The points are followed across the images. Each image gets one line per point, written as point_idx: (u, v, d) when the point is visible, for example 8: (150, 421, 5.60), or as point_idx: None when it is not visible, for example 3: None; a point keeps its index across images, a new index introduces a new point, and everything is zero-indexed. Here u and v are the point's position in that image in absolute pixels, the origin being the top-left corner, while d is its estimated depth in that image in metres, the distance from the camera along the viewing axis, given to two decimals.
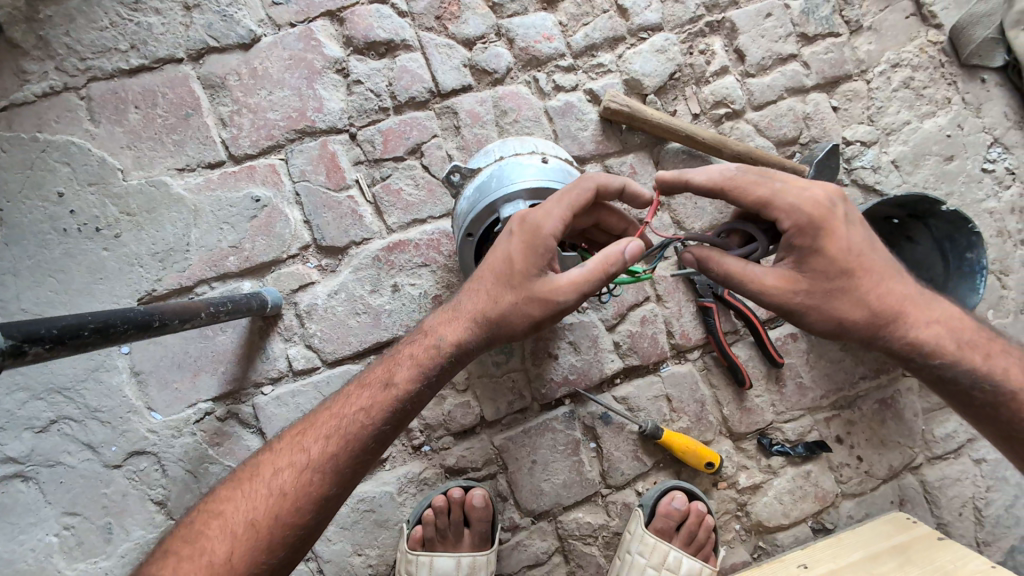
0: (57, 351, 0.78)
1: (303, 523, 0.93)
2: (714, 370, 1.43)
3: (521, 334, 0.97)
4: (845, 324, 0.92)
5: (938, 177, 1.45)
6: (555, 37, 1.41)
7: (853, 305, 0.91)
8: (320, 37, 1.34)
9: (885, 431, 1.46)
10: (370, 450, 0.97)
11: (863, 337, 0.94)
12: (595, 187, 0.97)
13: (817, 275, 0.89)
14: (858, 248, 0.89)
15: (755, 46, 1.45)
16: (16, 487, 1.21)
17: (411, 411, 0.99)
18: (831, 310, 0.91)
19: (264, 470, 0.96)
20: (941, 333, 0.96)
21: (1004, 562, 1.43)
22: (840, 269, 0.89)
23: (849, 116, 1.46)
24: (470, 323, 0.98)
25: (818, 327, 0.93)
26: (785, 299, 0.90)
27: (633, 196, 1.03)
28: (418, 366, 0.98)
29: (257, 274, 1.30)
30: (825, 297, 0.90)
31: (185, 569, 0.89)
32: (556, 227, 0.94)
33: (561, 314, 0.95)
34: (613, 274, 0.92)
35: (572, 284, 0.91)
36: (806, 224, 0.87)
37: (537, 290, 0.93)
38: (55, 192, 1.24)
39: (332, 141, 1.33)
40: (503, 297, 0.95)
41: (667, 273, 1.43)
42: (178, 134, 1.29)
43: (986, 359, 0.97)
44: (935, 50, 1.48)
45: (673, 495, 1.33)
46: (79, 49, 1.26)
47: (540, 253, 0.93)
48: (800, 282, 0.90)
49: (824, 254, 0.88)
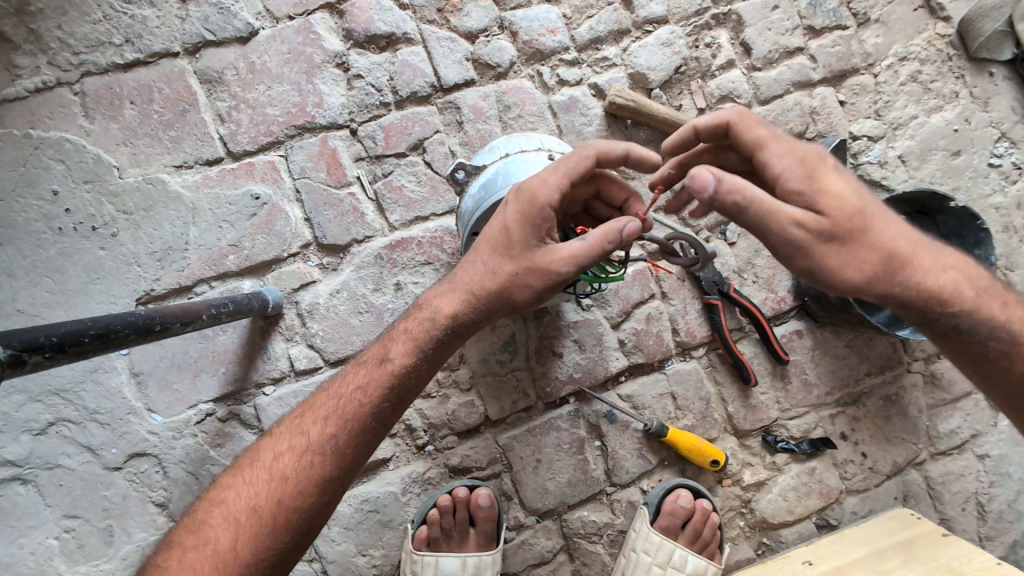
0: (57, 360, 0.77)
1: (306, 506, 0.92)
2: (720, 368, 1.43)
3: (522, 308, 0.95)
4: (865, 270, 0.83)
5: (944, 173, 1.44)
6: (559, 30, 1.38)
7: (869, 253, 0.83)
8: (319, 30, 1.31)
9: (889, 427, 1.46)
10: (370, 429, 0.96)
11: (880, 291, 0.86)
12: (597, 154, 0.93)
13: (836, 214, 0.81)
14: (858, 188, 0.84)
15: (761, 39, 1.43)
16: (15, 490, 1.19)
17: (407, 384, 0.97)
18: (850, 258, 0.83)
19: (263, 455, 0.95)
20: (955, 283, 0.90)
21: (1006, 556, 1.44)
22: (851, 209, 0.82)
23: (856, 110, 1.45)
24: (467, 295, 0.96)
25: (843, 277, 0.83)
26: (807, 238, 0.81)
27: (643, 163, 0.99)
28: (413, 339, 0.97)
29: (257, 273, 1.27)
30: (843, 241, 0.82)
31: (190, 559, 0.88)
32: (552, 193, 0.92)
33: (562, 287, 0.94)
34: (613, 249, 0.91)
35: (572, 256, 0.90)
36: (797, 165, 0.84)
37: (537, 260, 0.92)
38: (49, 191, 1.21)
39: (333, 137, 1.30)
40: (502, 267, 0.94)
41: (672, 270, 1.42)
42: (175, 130, 1.26)
43: (998, 307, 0.92)
44: (943, 44, 1.47)
45: (678, 493, 1.33)
46: (72, 43, 1.23)
47: (541, 221, 0.91)
48: (822, 220, 0.81)
49: (831, 194, 0.82)
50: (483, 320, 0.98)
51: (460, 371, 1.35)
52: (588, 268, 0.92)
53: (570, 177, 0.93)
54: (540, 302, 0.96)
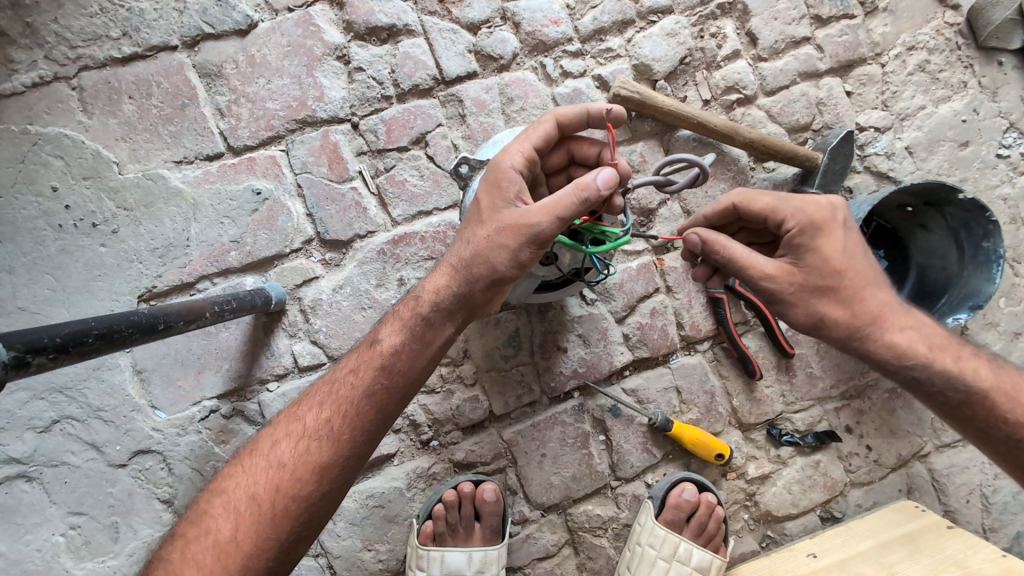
0: (62, 360, 0.76)
1: (304, 495, 0.91)
2: (724, 361, 1.42)
3: (502, 273, 0.91)
4: (826, 319, 0.92)
5: (952, 164, 1.43)
6: (562, 21, 1.36)
7: (838, 304, 0.91)
8: (320, 22, 1.29)
9: (895, 420, 1.46)
10: (366, 416, 0.94)
11: (845, 335, 0.93)
12: (555, 119, 0.99)
13: (810, 270, 0.90)
14: (851, 248, 0.91)
15: (768, 29, 1.41)
16: (20, 488, 1.19)
17: (396, 366, 0.95)
18: (815, 306, 0.92)
19: (262, 444, 0.96)
20: (921, 338, 0.95)
21: (1010, 548, 1.44)
22: (832, 267, 0.90)
23: (863, 101, 1.43)
24: (449, 271, 0.96)
25: (800, 320, 0.93)
26: (781, 289, 0.92)
27: (610, 118, 0.98)
28: (400, 320, 0.98)
29: (259, 270, 1.27)
30: (814, 292, 0.91)
31: (193, 550, 0.89)
32: (516, 159, 0.94)
33: (540, 245, 0.88)
34: (588, 200, 0.85)
35: (542, 207, 0.87)
36: (806, 224, 0.91)
37: (506, 219, 0.90)
38: (49, 188, 1.20)
39: (334, 131, 1.29)
40: (476, 235, 0.93)
41: (677, 263, 1.40)
42: (175, 125, 1.25)
43: (964, 364, 0.95)
44: (951, 32, 1.45)
45: (683, 486, 1.33)
46: (69, 36, 1.21)
47: (506, 185, 0.92)
48: (798, 273, 0.91)
49: (819, 252, 0.90)
50: (465, 294, 0.95)
51: (465, 367, 1.34)
52: (565, 222, 0.86)
53: (531, 144, 0.97)
54: (522, 267, 0.91)
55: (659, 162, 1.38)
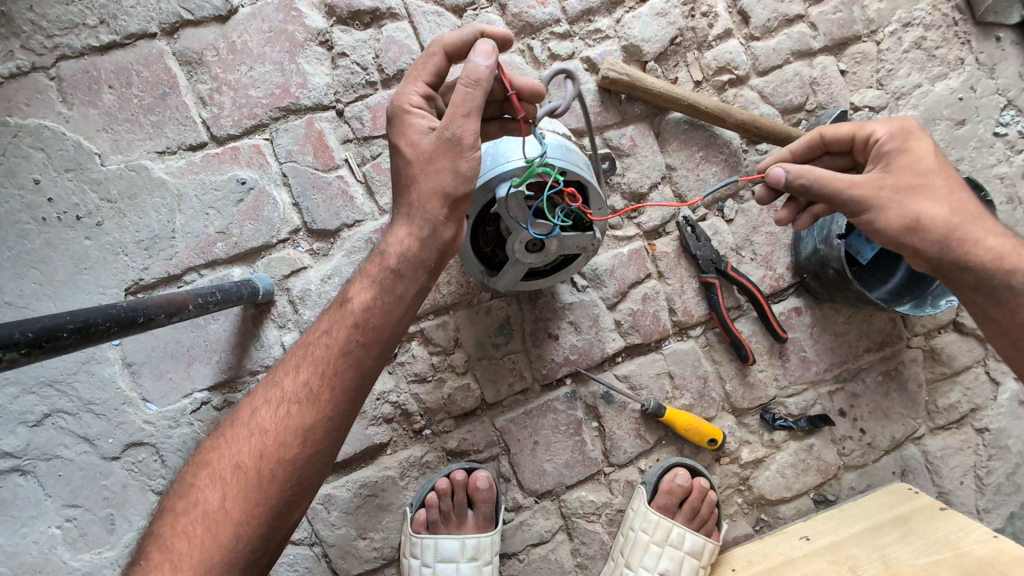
0: (35, 356, 0.75)
1: (291, 458, 0.91)
2: (717, 347, 1.41)
3: (455, 193, 0.91)
4: (920, 218, 0.94)
5: (949, 143, 1.40)
6: (549, 2, 1.33)
7: (932, 202, 0.94)
8: (301, 7, 1.26)
9: (889, 403, 1.45)
10: (344, 375, 0.93)
11: (941, 236, 0.94)
12: (442, 50, 0.95)
13: (903, 172, 0.96)
14: (941, 153, 0.96)
15: (760, 6, 1.38)
16: (14, 481, 1.20)
17: (371, 322, 0.94)
18: (907, 205, 0.94)
19: (244, 413, 0.96)
20: (1016, 247, 0.95)
21: (1004, 528, 1.45)
22: (923, 166, 0.95)
23: (858, 80, 1.41)
24: (407, 219, 0.94)
25: (894, 224, 0.95)
26: (869, 193, 0.96)
27: (530, 96, 1.00)
28: (368, 276, 0.96)
29: (246, 261, 1.25)
30: (907, 194, 0.95)
31: (182, 523, 0.89)
32: (414, 98, 0.95)
33: (471, 148, 0.90)
34: (488, 84, 0.89)
35: (452, 111, 0.88)
36: (896, 130, 0.98)
37: (429, 144, 0.91)
38: (31, 180, 1.19)
39: (318, 119, 1.27)
40: (413, 174, 0.93)
41: (669, 249, 1.39)
42: (156, 115, 1.23)
43: None
44: (948, 8, 1.42)
45: (675, 472, 1.33)
46: (45, 25, 1.19)
47: (415, 121, 0.93)
48: (888, 177, 0.96)
49: (910, 154, 0.96)
50: (431, 236, 0.93)
51: (456, 356, 1.33)
52: (473, 117, 0.89)
53: (427, 81, 0.96)
54: (467, 176, 0.90)
55: (649, 147, 1.37)
